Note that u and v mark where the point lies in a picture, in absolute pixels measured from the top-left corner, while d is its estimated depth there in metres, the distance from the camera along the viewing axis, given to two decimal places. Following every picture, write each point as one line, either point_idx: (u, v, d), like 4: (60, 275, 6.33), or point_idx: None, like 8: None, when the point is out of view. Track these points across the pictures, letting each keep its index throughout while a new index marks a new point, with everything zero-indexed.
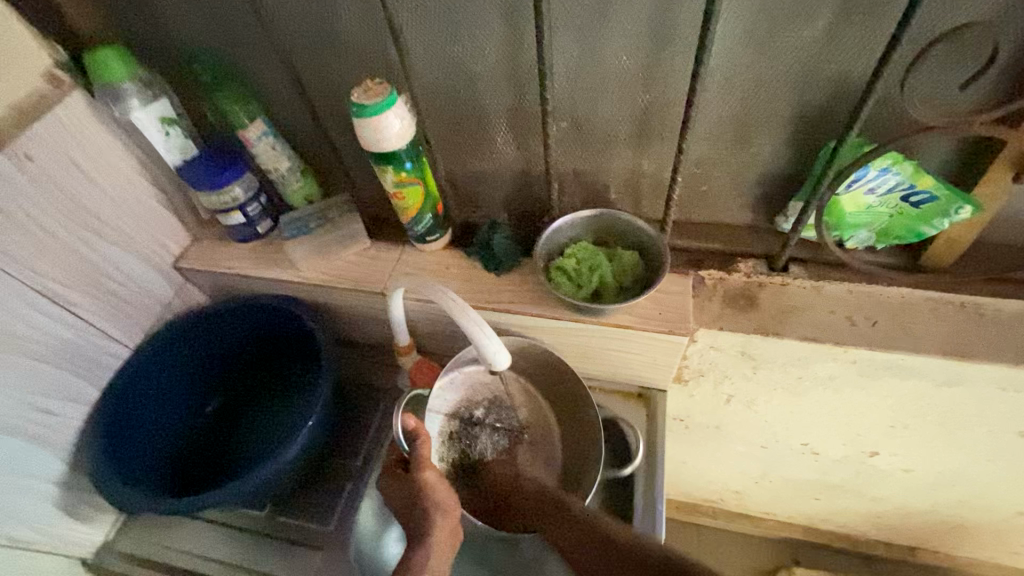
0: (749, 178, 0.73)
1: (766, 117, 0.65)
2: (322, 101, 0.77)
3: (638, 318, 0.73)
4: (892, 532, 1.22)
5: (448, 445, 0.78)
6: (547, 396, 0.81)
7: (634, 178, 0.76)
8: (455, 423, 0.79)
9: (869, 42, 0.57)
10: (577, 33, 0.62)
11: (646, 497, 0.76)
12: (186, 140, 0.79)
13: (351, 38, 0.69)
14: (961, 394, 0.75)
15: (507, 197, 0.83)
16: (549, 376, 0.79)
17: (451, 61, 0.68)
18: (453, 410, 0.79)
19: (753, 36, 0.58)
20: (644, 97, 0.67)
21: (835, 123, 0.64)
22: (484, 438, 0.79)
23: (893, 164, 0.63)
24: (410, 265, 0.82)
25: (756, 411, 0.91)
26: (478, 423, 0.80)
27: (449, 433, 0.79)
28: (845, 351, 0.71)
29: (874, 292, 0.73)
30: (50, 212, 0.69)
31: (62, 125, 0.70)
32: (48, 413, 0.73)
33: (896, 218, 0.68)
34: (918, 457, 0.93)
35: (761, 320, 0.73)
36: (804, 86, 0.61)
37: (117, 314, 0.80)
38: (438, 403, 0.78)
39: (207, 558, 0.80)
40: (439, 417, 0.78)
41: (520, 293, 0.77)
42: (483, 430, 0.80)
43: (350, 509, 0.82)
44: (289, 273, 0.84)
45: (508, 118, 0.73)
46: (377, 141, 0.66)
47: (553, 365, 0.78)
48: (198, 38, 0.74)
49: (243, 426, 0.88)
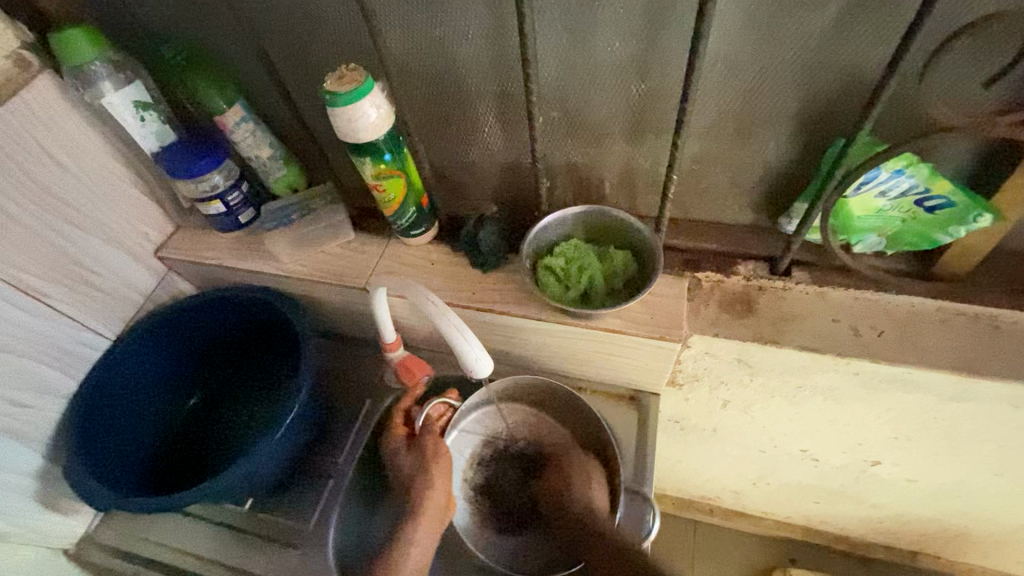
0: (752, 177, 0.68)
1: (770, 112, 0.60)
2: (301, 87, 0.73)
3: (628, 321, 0.69)
4: (893, 536, 1.19)
5: (474, 468, 0.80)
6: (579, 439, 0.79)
7: (629, 173, 0.72)
8: (487, 450, 0.81)
9: (886, 32, 0.51)
10: (566, 18, 0.57)
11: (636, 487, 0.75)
12: (163, 126, 0.76)
13: (329, 22, 0.65)
14: (969, 409, 0.71)
15: (497, 190, 0.79)
16: (579, 418, 0.79)
17: (432, 47, 0.63)
18: (489, 438, 0.81)
19: (755, 24, 0.53)
20: (638, 89, 0.62)
21: (846, 119, 0.59)
22: (512, 472, 0.80)
23: (909, 165, 0.58)
24: (394, 260, 0.79)
25: (753, 416, 0.87)
26: (509, 457, 0.81)
27: (480, 459, 0.81)
28: (848, 362, 0.67)
29: (881, 300, 0.69)
30: (19, 201, 0.67)
31: (30, 110, 0.67)
32: (22, 406, 0.71)
33: (909, 222, 0.63)
34: (922, 468, 0.89)
35: (758, 327, 0.69)
36: (813, 78, 0.56)
37: (93, 305, 0.78)
38: (468, 428, 0.80)
39: (188, 552, 0.79)
40: (475, 439, 0.81)
41: (506, 292, 0.74)
42: (511, 463, 0.81)
43: (331, 506, 0.80)
44: (270, 266, 0.81)
45: (495, 108, 0.68)
46: (352, 131, 0.62)
47: (579, 409, 0.78)
48: (170, 20, 0.70)
49: (225, 420, 0.86)
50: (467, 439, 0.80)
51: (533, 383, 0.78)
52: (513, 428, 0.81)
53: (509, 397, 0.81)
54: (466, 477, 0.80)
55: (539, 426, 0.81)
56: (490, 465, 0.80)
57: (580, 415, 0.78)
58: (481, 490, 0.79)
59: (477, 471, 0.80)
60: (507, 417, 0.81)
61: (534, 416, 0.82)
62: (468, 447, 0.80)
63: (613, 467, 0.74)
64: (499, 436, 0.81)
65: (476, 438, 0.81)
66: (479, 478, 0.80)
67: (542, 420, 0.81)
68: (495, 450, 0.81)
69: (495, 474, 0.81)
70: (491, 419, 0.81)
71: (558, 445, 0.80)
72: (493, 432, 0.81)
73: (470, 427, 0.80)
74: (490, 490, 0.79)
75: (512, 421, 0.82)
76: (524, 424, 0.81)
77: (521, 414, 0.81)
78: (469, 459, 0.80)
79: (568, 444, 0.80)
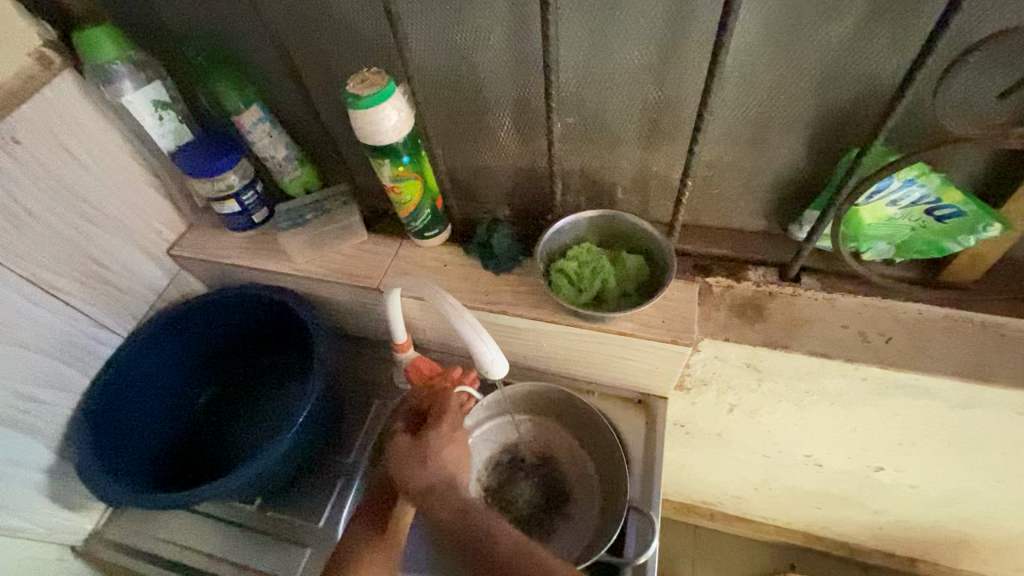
0: (764, 184, 0.69)
1: (786, 120, 0.61)
2: (320, 88, 0.74)
3: (640, 325, 0.70)
4: (892, 542, 1.20)
5: (489, 472, 0.82)
6: (593, 456, 0.81)
7: (642, 178, 0.73)
8: (503, 458, 0.83)
9: (902, 43, 0.53)
10: (586, 24, 0.58)
11: (645, 489, 0.76)
12: (180, 125, 0.77)
13: (350, 25, 0.66)
14: (974, 416, 0.72)
15: (509, 193, 0.80)
16: (593, 433, 0.80)
17: (453, 52, 0.65)
18: (506, 447, 0.83)
19: (775, 33, 0.54)
20: (655, 96, 0.63)
21: (859, 129, 0.60)
22: (522, 486, 0.81)
23: (920, 175, 0.59)
24: (407, 261, 0.80)
25: (759, 420, 0.88)
26: (523, 469, 0.82)
27: (495, 465, 0.82)
28: (856, 368, 0.68)
29: (889, 307, 0.70)
30: (37, 197, 0.67)
31: (50, 107, 0.67)
32: (36, 401, 0.72)
33: (918, 231, 0.64)
34: (925, 474, 0.90)
35: (769, 331, 0.70)
36: (829, 88, 0.57)
37: (107, 302, 0.78)
38: (487, 434, 0.83)
39: (197, 550, 0.79)
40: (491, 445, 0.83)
41: (519, 294, 0.74)
42: (524, 476, 0.82)
43: (340, 505, 0.80)
44: (283, 265, 0.82)
45: (511, 112, 0.69)
46: (372, 133, 0.63)
47: (594, 423, 0.80)
48: (193, 20, 0.71)
49: (236, 418, 0.87)
50: (484, 444, 0.83)
51: (552, 393, 0.81)
52: (529, 440, 0.84)
53: (529, 409, 0.84)
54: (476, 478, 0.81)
55: (556, 441, 0.83)
56: (503, 472, 0.82)
57: (595, 428, 0.80)
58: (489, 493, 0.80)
59: (489, 474, 0.82)
60: (525, 429, 0.84)
61: (551, 429, 0.84)
62: (486, 452, 0.83)
63: (619, 475, 0.75)
64: (516, 446, 0.83)
65: (493, 445, 0.83)
66: (490, 482, 0.81)
67: (558, 433, 0.83)
68: (510, 458, 0.83)
69: (508, 482, 0.82)
70: (509, 429, 0.84)
71: (571, 461, 0.82)
72: (510, 441, 0.84)
73: (489, 433, 0.84)
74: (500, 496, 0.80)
75: (531, 434, 0.84)
76: (541, 437, 0.84)
77: (538, 427, 0.84)
78: (484, 463, 0.82)
79: (582, 461, 0.81)
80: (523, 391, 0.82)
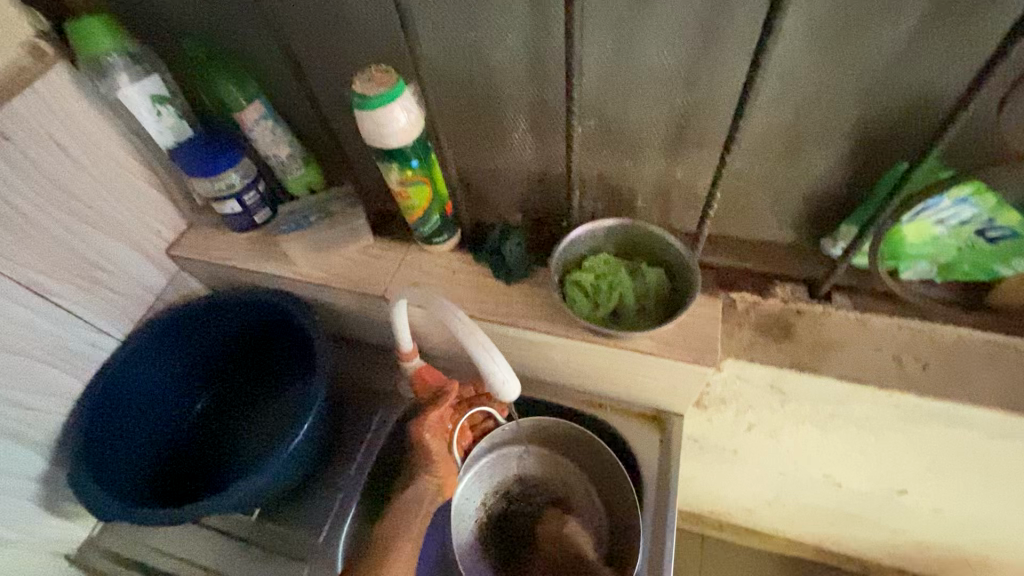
0: (797, 196, 0.65)
1: (825, 131, 0.57)
2: (326, 86, 0.70)
3: (659, 343, 0.66)
4: (907, 561, 1.16)
5: (495, 498, 0.78)
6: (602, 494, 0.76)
7: (664, 186, 0.69)
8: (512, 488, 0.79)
9: (963, 50, 0.48)
10: (613, 22, 0.54)
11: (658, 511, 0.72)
12: (180, 120, 0.73)
13: (358, 18, 0.62)
14: (1011, 446, 0.68)
15: (523, 198, 0.76)
16: (604, 468, 0.76)
17: (468, 49, 0.60)
18: (519, 478, 0.79)
19: (821, 38, 0.50)
20: (684, 100, 0.59)
21: (907, 142, 0.56)
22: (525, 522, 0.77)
23: (976, 193, 0.54)
24: (413, 268, 0.76)
25: (778, 439, 0.84)
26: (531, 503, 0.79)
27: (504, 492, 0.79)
28: (889, 395, 0.64)
29: (925, 330, 0.65)
30: (28, 196, 0.64)
31: (42, 101, 0.64)
32: (26, 408, 0.69)
33: (965, 252, 0.60)
34: (950, 499, 0.86)
35: (796, 353, 0.66)
36: (876, 97, 0.53)
37: (102, 304, 0.75)
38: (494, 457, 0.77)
39: (190, 562, 0.77)
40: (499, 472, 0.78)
41: (531, 306, 0.71)
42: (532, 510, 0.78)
43: (339, 521, 0.77)
44: (285, 269, 0.78)
45: (528, 115, 0.65)
46: (379, 136, 0.59)
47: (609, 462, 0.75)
48: (194, 11, 0.67)
49: (234, 427, 0.84)
50: (492, 468, 0.77)
51: (568, 428, 0.76)
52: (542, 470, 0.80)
53: (539, 440, 0.79)
54: (482, 502, 0.77)
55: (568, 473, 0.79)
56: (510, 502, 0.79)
57: (608, 465, 0.75)
58: (494, 522, 0.77)
59: (495, 502, 0.78)
60: (538, 459, 0.79)
61: (560, 463, 0.79)
62: (493, 476, 0.78)
63: (631, 511, 0.72)
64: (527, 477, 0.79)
65: (502, 473, 0.78)
66: (495, 508, 0.78)
67: (567, 467, 0.79)
68: (521, 488, 0.79)
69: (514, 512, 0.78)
70: (522, 458, 0.79)
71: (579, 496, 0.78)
72: (522, 472, 0.79)
73: (499, 460, 0.78)
74: (502, 525, 0.77)
75: (545, 464, 0.80)
76: (555, 468, 0.79)
77: (547, 459, 0.79)
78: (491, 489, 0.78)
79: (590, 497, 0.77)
80: (543, 419, 0.77)
